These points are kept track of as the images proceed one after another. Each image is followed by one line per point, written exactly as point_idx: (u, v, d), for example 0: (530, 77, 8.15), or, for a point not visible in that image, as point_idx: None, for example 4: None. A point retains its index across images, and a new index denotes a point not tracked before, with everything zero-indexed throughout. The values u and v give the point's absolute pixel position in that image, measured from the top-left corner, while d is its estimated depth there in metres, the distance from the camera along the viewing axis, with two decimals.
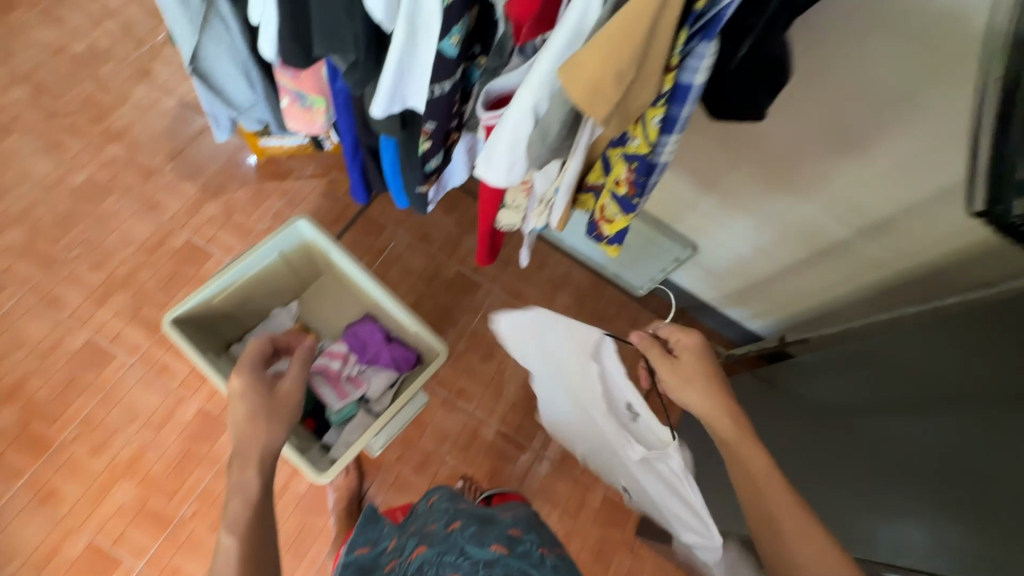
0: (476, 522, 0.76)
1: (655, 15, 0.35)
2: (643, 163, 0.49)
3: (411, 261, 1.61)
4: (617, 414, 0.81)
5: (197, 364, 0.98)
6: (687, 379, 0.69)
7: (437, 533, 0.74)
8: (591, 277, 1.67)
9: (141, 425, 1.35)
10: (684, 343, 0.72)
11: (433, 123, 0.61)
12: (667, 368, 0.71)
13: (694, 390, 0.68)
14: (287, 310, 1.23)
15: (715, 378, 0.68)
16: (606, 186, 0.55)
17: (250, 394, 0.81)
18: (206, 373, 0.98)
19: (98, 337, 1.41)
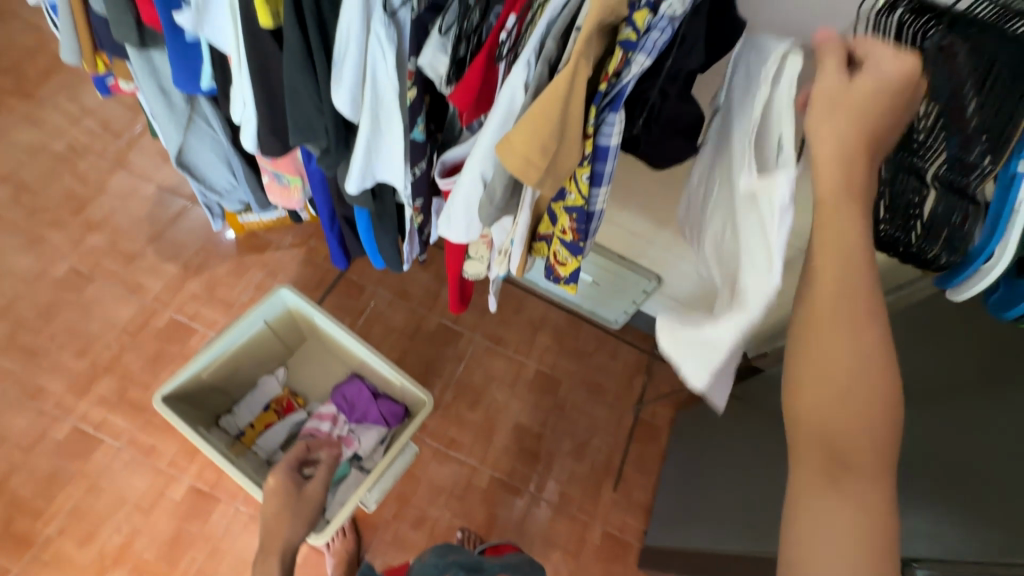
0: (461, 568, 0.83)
1: (563, 100, 0.44)
2: (582, 213, 0.57)
3: (393, 317, 1.67)
4: (759, 147, 0.49)
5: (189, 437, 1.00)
6: (850, 110, 0.42)
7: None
8: (568, 315, 1.75)
9: (130, 510, 1.34)
10: (890, 60, 0.42)
11: (421, 200, 0.68)
12: (834, 79, 0.43)
13: (842, 121, 0.42)
14: (274, 377, 1.27)
15: (888, 116, 0.42)
16: (555, 234, 0.63)
17: (284, 495, 1.00)
18: (198, 446, 1.00)
19: (83, 424, 1.41)
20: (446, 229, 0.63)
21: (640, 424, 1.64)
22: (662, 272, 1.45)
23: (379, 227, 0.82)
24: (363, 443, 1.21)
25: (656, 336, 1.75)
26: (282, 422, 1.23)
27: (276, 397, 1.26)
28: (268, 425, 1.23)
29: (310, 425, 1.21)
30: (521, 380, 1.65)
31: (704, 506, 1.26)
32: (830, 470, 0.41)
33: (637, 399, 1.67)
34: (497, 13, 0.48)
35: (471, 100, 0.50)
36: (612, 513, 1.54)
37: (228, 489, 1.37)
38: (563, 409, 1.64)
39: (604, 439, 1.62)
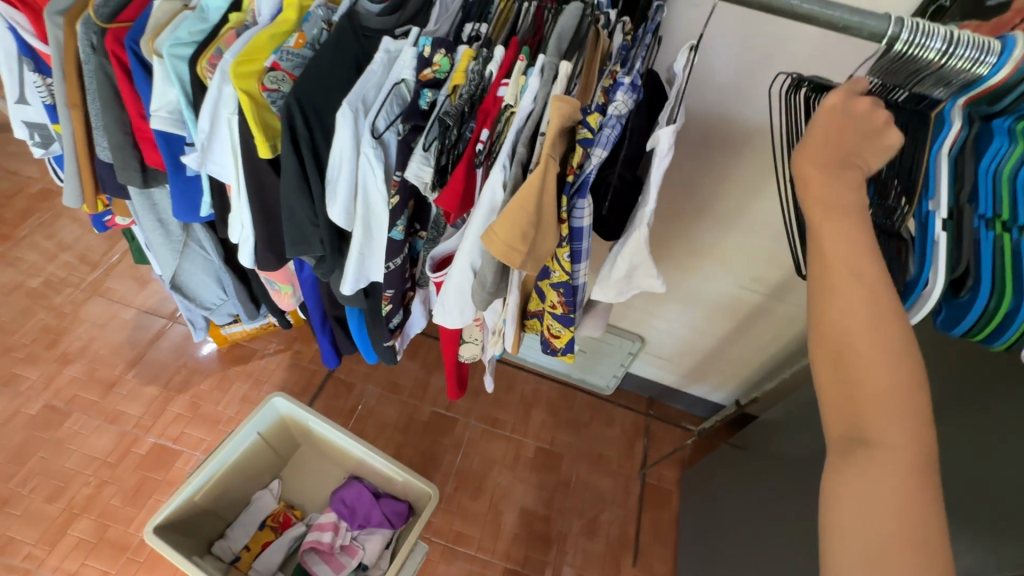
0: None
1: (538, 193, 0.50)
2: (567, 287, 0.62)
3: (385, 412, 1.65)
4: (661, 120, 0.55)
5: (187, 570, 0.95)
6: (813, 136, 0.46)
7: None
8: (559, 387, 1.76)
9: None
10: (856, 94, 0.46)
11: (391, 290, 0.74)
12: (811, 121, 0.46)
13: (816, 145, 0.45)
14: (269, 491, 1.22)
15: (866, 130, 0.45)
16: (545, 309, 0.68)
17: None
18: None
19: (58, 575, 1.30)
20: (442, 316, 0.67)
21: (648, 490, 1.61)
22: (644, 332, 1.51)
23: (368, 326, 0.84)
24: (368, 549, 1.15)
25: (648, 397, 1.77)
26: (281, 539, 1.16)
27: (272, 511, 1.21)
28: (266, 544, 1.16)
29: (310, 538, 1.15)
30: (522, 461, 1.62)
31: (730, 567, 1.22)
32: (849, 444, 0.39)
33: (641, 464, 1.65)
34: (471, 128, 0.55)
35: (457, 203, 0.56)
36: None
37: None
38: (569, 484, 1.60)
39: (616, 512, 1.57)
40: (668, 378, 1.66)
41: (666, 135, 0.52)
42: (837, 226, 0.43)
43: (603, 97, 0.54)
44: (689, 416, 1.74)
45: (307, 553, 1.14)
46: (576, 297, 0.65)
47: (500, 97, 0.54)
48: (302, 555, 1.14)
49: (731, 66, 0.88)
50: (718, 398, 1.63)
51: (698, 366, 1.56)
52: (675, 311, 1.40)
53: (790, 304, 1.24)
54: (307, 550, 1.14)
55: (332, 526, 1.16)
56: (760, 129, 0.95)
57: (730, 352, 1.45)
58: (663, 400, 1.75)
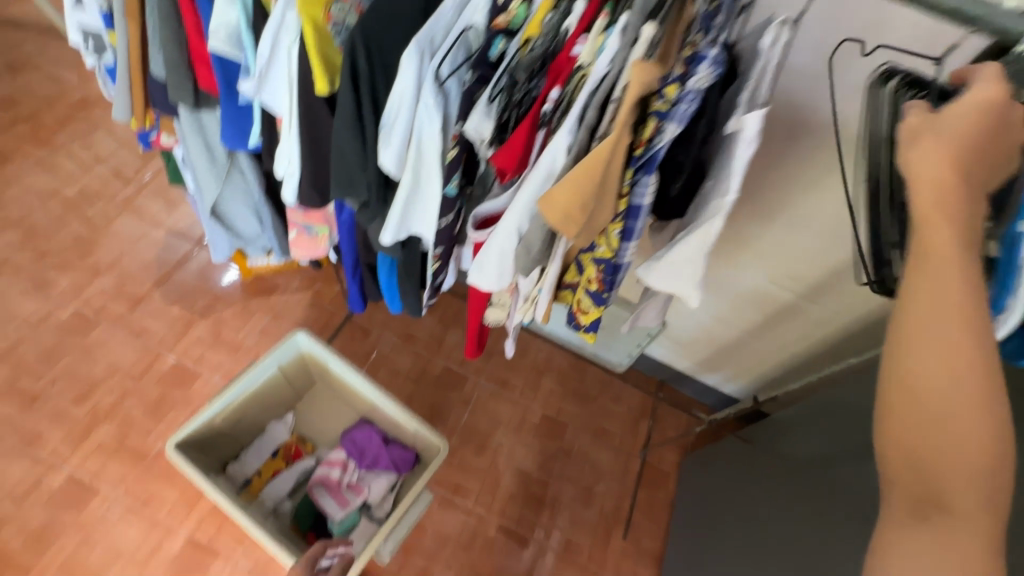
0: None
1: (605, 164, 0.48)
2: (609, 264, 0.61)
3: (398, 361, 1.67)
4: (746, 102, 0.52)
5: (204, 486, 0.99)
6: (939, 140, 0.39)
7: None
8: (571, 358, 1.77)
9: (126, 562, 1.28)
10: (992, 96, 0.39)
11: (440, 249, 0.71)
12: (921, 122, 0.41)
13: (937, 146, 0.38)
14: (282, 422, 1.26)
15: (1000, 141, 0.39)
16: (581, 283, 0.66)
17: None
18: (212, 496, 0.99)
19: (82, 471, 1.37)
20: (478, 278, 0.65)
21: (647, 469, 1.63)
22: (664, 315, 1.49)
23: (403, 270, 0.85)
24: (374, 490, 1.18)
25: (659, 379, 1.77)
26: (291, 469, 1.20)
27: (283, 442, 1.24)
28: (276, 472, 1.20)
29: (320, 472, 1.19)
30: (526, 424, 1.64)
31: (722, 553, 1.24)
32: (922, 508, 0.36)
33: (643, 443, 1.66)
34: (540, 85, 0.53)
35: (513, 162, 0.55)
36: (621, 563, 1.50)
37: (228, 539, 1.33)
38: (569, 454, 1.62)
39: (612, 487, 1.60)
40: (681, 362, 1.65)
41: (755, 119, 0.49)
42: (955, 258, 0.36)
43: (683, 67, 0.50)
44: (697, 404, 1.74)
45: (315, 484, 1.18)
46: (615, 277, 0.63)
47: (573, 57, 0.51)
48: (309, 487, 1.18)
49: (812, 44, 0.82)
50: (729, 389, 1.62)
51: (713, 357, 1.55)
52: (703, 298, 1.37)
53: (823, 306, 1.21)
54: (315, 482, 1.18)
55: (340, 463, 1.20)
56: (829, 119, 0.89)
57: (752, 346, 1.43)
58: (673, 384, 1.75)
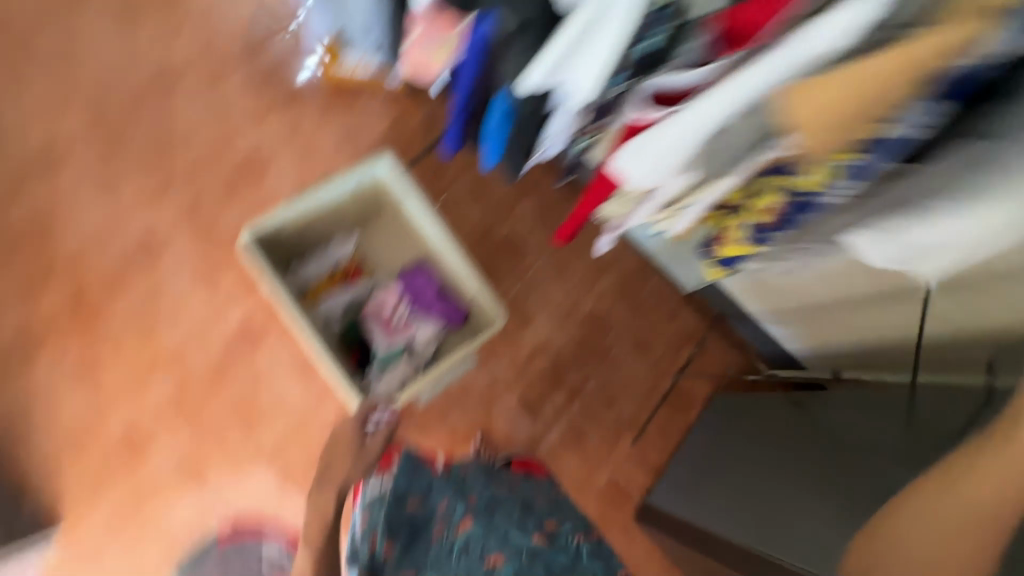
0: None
1: (888, 69, 0.40)
2: (806, 197, 0.57)
3: (465, 215, 1.60)
4: None
5: (268, 283, 1.04)
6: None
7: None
8: (640, 264, 1.66)
9: (186, 325, 1.37)
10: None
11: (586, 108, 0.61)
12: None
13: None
14: (345, 243, 1.23)
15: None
16: (747, 215, 0.67)
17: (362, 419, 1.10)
18: (275, 293, 1.04)
19: (153, 231, 1.41)
20: (625, 162, 0.56)
21: (675, 393, 1.63)
22: None
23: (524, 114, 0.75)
24: (420, 335, 1.19)
25: (719, 313, 1.69)
26: (345, 291, 1.20)
27: (343, 263, 1.23)
28: (331, 290, 1.21)
29: (374, 303, 1.20)
30: (573, 315, 1.61)
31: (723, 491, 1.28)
32: None
33: (679, 367, 1.65)
34: None
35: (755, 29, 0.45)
36: (622, 465, 1.57)
37: (275, 333, 1.40)
38: (606, 355, 1.61)
39: (636, 398, 1.61)
40: (753, 307, 1.52)
41: None
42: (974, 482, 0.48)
43: None
44: (748, 348, 1.67)
45: (369, 317, 1.20)
46: (794, 216, 0.62)
47: None
48: (363, 312, 1.21)
49: None
50: (792, 348, 1.51)
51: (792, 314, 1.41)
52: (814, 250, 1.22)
53: None
54: (370, 312, 1.20)
55: (393, 301, 1.20)
56: None
57: (837, 317, 1.26)
58: (732, 321, 1.66)
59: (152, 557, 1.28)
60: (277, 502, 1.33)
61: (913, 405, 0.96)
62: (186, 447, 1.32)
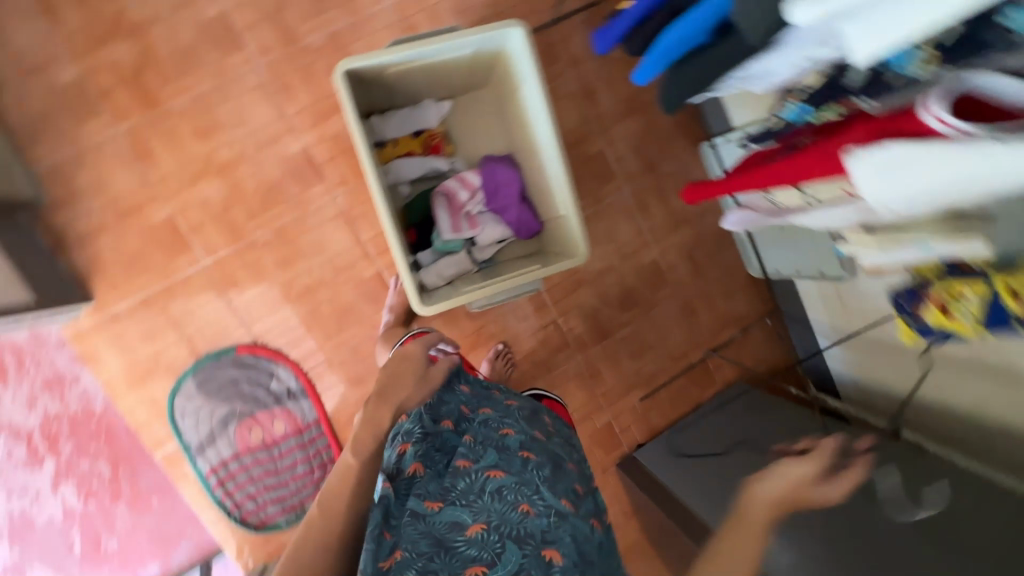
0: (550, 464, 0.77)
1: None
2: None
3: (563, 115, 1.45)
4: None
5: (352, 132, 0.90)
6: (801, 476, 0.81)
7: (442, 435, 0.80)
8: (719, 230, 1.57)
9: (248, 134, 1.27)
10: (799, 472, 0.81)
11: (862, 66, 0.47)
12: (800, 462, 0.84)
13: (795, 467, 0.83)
14: (438, 107, 1.10)
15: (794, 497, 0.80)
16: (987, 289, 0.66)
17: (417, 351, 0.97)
18: (356, 146, 0.90)
19: (233, 17, 1.25)
20: (860, 171, 0.46)
21: (701, 366, 1.59)
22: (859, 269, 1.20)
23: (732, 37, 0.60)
24: (487, 233, 1.11)
25: (775, 305, 1.62)
26: (423, 159, 1.09)
27: (429, 127, 1.10)
28: (409, 153, 1.09)
29: (449, 184, 1.08)
30: (635, 258, 1.52)
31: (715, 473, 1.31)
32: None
33: (714, 344, 1.60)
34: None
35: None
36: (623, 414, 1.55)
37: (333, 174, 1.32)
38: (650, 308, 1.54)
39: (662, 358, 1.57)
40: (816, 314, 1.44)
41: None
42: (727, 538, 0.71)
43: None
44: (786, 347, 1.63)
45: (438, 202, 1.09)
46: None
47: None
48: (434, 197, 1.08)
49: None
50: (833, 367, 1.46)
51: (855, 338, 1.32)
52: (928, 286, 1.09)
53: None
54: (437, 198, 1.08)
55: (469, 192, 1.09)
56: None
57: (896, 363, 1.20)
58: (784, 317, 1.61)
59: (168, 352, 1.28)
60: (293, 339, 1.33)
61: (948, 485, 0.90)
62: (220, 258, 1.28)
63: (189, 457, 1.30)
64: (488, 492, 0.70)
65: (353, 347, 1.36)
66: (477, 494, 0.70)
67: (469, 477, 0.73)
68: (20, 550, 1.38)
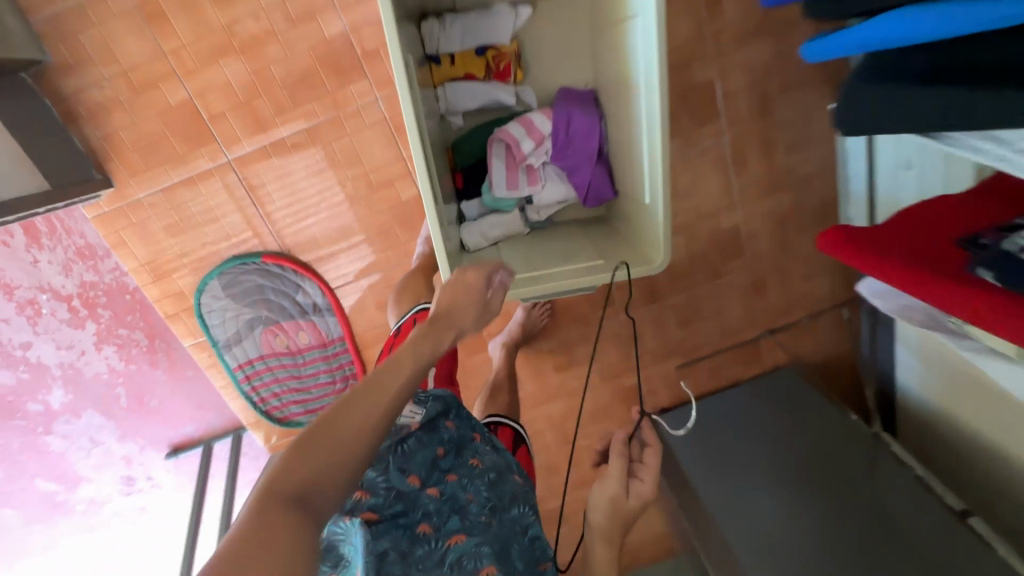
0: (511, 540, 0.70)
1: None
2: None
3: (672, 24, 1.11)
4: None
5: (392, 62, 0.68)
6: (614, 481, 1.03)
7: (407, 488, 0.69)
8: (825, 199, 1.30)
9: (275, 4, 1.02)
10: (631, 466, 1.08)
11: None
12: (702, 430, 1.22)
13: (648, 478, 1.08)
14: (513, 18, 0.84)
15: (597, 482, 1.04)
16: None
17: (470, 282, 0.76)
18: (396, 82, 0.69)
19: None
20: None
21: (752, 345, 1.46)
22: None
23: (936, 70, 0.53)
24: (547, 194, 0.92)
25: (858, 294, 1.41)
26: (481, 89, 0.87)
27: (495, 45, 0.85)
28: (468, 77, 0.87)
29: (511, 129, 0.87)
30: (713, 220, 1.29)
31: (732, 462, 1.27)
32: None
33: (774, 326, 1.44)
34: None
35: None
36: (654, 377, 1.47)
37: (377, 70, 1.09)
38: (715, 278, 1.36)
39: (711, 330, 1.43)
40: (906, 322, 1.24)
41: None
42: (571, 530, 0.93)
43: None
44: (855, 340, 1.46)
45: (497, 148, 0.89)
46: None
47: None
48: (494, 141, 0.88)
49: None
50: (901, 376, 1.31)
51: (941, 364, 1.15)
52: None
53: None
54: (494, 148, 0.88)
55: (535, 143, 0.88)
56: None
57: (991, 411, 1.04)
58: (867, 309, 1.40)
59: (193, 249, 1.21)
60: (321, 254, 1.24)
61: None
62: (246, 155, 1.14)
63: (216, 350, 1.30)
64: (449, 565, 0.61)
65: (384, 271, 1.27)
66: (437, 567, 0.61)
67: (428, 546, 0.63)
68: (74, 395, 1.50)
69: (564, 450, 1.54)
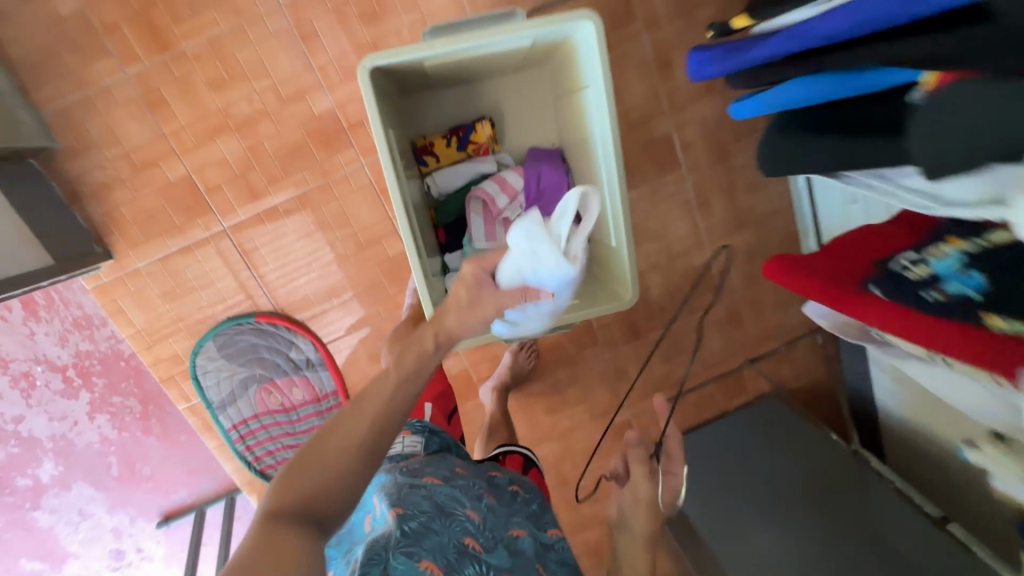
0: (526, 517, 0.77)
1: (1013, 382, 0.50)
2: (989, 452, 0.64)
3: (630, 87, 1.22)
4: None
5: (377, 142, 0.77)
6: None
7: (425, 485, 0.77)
8: (786, 235, 1.40)
9: (268, 87, 1.12)
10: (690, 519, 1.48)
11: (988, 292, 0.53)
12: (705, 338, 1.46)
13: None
14: (495, 159, 0.97)
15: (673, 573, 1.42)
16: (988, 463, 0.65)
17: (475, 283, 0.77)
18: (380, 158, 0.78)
19: None
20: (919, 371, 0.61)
21: (735, 375, 1.51)
22: None
23: (914, 122, 0.37)
24: None
25: None
26: (463, 170, 0.96)
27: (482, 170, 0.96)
28: (450, 160, 0.97)
29: (484, 187, 0.93)
30: (683, 259, 1.37)
31: (711, 472, 1.31)
32: None
33: (754, 355, 1.50)
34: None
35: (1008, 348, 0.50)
36: (643, 413, 1.51)
37: (362, 140, 1.18)
38: (691, 312, 1.43)
39: (694, 363, 1.48)
40: None
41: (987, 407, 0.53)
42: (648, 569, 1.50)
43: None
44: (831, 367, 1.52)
45: None
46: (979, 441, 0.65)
47: None
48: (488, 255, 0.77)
49: None
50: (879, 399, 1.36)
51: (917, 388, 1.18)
52: None
53: None
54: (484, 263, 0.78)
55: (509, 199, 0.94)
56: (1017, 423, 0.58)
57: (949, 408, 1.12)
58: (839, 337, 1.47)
59: (190, 314, 1.26)
60: (313, 310, 1.29)
61: (821, 467, 1.23)
62: (239, 223, 1.21)
63: (210, 412, 1.32)
64: (458, 550, 0.66)
65: (375, 325, 1.32)
66: (452, 543, 0.67)
67: (446, 514, 0.71)
68: (64, 467, 1.49)
69: (560, 492, 1.54)
